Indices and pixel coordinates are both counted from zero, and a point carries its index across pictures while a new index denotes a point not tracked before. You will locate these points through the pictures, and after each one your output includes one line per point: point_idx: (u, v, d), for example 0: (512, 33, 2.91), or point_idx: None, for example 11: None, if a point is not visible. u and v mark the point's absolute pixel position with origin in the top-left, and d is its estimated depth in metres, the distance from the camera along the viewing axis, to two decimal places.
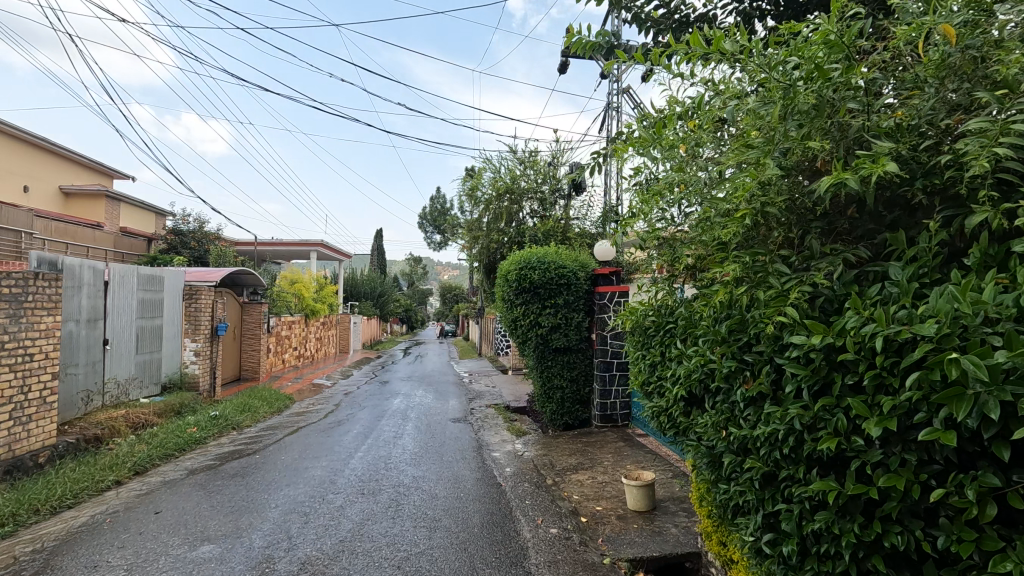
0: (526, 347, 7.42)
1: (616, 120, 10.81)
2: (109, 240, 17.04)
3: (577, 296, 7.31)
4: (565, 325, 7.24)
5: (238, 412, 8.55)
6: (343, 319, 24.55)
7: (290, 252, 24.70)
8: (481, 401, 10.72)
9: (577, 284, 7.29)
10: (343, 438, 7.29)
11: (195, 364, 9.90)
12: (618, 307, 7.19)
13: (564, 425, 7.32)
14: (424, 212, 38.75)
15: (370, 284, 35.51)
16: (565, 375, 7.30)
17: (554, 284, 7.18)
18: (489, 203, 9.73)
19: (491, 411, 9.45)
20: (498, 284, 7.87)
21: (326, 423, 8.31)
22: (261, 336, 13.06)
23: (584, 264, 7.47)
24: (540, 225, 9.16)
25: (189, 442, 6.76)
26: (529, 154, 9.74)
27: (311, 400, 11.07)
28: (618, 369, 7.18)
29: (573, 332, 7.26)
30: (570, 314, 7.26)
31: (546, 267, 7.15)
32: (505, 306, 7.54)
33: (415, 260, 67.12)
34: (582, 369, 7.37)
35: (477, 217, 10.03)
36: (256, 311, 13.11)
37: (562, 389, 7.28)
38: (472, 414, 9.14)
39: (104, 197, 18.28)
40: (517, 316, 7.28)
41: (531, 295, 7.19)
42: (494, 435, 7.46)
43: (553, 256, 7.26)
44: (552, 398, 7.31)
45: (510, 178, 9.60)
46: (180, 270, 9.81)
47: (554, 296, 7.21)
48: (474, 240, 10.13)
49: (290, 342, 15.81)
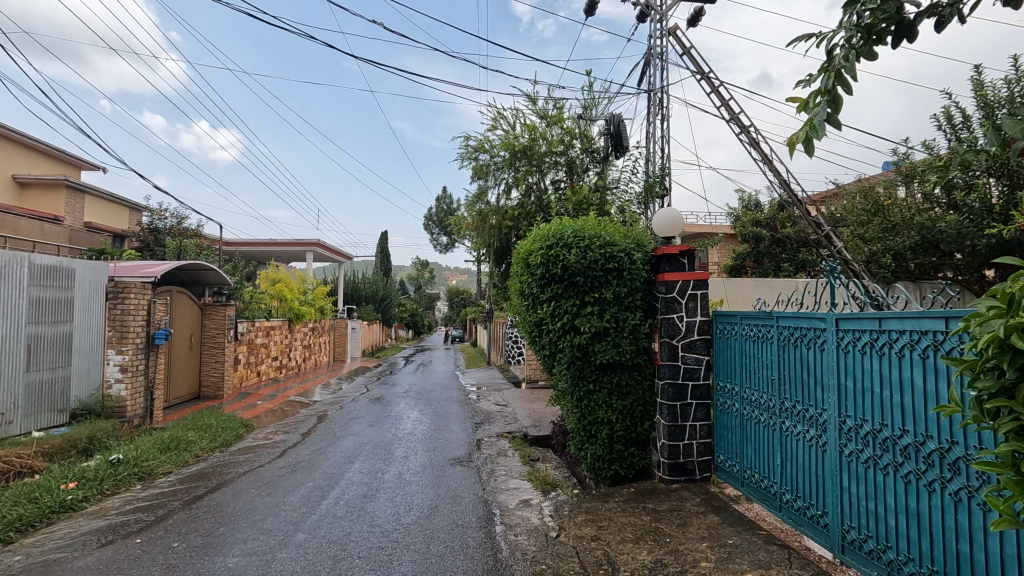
0: (559, 363, 5.15)
1: (659, 71, 8.56)
2: (65, 235, 14.94)
3: (631, 288, 4.96)
4: (616, 331, 4.91)
5: (158, 450, 6.24)
6: (340, 323, 22.44)
7: (280, 253, 22.53)
8: (490, 428, 8.41)
9: (632, 269, 4.94)
10: (291, 497, 4.97)
11: (121, 384, 7.62)
12: (693, 306, 4.87)
13: (613, 477, 5.01)
14: (430, 212, 36.72)
15: (371, 287, 33.20)
16: (613, 405, 4.96)
17: (600, 270, 4.85)
18: (500, 172, 7.47)
19: (505, 446, 7.11)
20: (515, 273, 5.61)
21: (278, 468, 6.00)
22: (225, 345, 10.90)
23: (640, 242, 5.13)
24: (569, 195, 6.83)
25: (47, 511, 4.43)
26: (553, 106, 7.46)
27: (278, 425, 8.79)
28: (694, 397, 4.85)
29: (627, 341, 4.92)
30: (622, 315, 4.92)
31: (586, 245, 4.87)
32: (529, 302, 5.31)
33: (422, 263, 65.27)
34: (639, 396, 5.03)
35: (483, 189, 7.71)
36: (219, 315, 10.93)
37: (611, 425, 4.97)
38: (479, 451, 6.82)
39: (65, 187, 16.20)
40: (545, 317, 5.05)
41: (565, 285, 4.92)
42: (511, 492, 5.13)
43: (595, 229, 4.98)
44: (596, 437, 5.01)
45: (526, 138, 7.33)
46: (105, 263, 7.69)
47: (599, 289, 4.90)
48: (480, 221, 7.83)
49: (268, 351, 13.61)
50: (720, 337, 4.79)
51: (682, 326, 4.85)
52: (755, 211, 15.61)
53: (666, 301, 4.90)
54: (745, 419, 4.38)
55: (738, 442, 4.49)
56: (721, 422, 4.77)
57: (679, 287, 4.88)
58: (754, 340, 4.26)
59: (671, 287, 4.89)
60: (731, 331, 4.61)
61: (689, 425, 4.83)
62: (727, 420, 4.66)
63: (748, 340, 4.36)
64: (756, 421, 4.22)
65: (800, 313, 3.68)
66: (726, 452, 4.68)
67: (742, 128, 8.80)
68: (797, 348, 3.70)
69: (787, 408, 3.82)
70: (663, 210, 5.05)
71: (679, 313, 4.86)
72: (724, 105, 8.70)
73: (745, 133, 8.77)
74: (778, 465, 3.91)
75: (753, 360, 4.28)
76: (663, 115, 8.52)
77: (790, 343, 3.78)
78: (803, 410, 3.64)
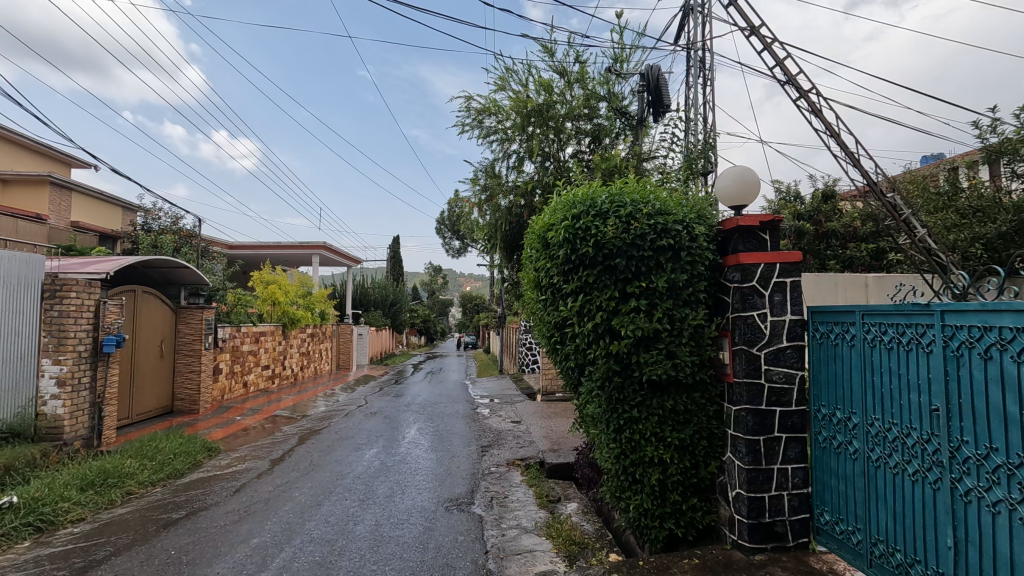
0: (590, 380, 3.74)
1: (700, 24, 7.18)
2: (43, 234, 13.89)
3: (691, 276, 3.52)
4: (672, 335, 3.48)
5: (77, 487, 4.93)
6: (344, 329, 21.25)
7: (282, 256, 21.41)
8: (499, 452, 7.02)
9: (693, 249, 3.50)
10: (220, 564, 3.60)
11: (56, 401, 6.35)
12: (779, 300, 3.45)
13: (666, 539, 3.58)
14: (443, 216, 35.55)
15: (380, 291, 31.97)
16: (667, 440, 3.54)
17: (648, 248, 3.43)
18: (509, 140, 6.12)
19: (517, 480, 5.70)
20: (530, 257, 4.23)
21: (225, 514, 4.64)
22: (202, 354, 9.67)
23: (702, 212, 3.70)
24: (595, 163, 5.46)
25: None
26: (576, 60, 6.10)
27: (250, 448, 7.48)
28: (783, 429, 3.41)
29: (687, 350, 3.48)
30: (679, 312, 3.48)
31: (626, 214, 3.48)
32: (549, 296, 3.93)
33: (435, 269, 64.22)
34: (702, 427, 3.59)
35: (491, 164, 6.36)
36: (195, 319, 9.67)
37: (664, 467, 3.56)
38: (483, 487, 5.40)
39: (48, 184, 15.19)
40: (570, 315, 3.67)
41: (599, 269, 3.53)
42: (524, 557, 3.71)
43: (639, 194, 3.59)
44: (642, 484, 3.61)
45: (542, 97, 5.99)
46: (40, 255, 6.51)
47: (648, 276, 3.48)
48: (487, 202, 6.46)
49: (257, 359, 12.39)
50: (825, 345, 3.33)
51: (766, 329, 3.42)
52: (796, 203, 14.05)
53: (741, 293, 3.47)
54: (872, 466, 2.93)
55: (858, 499, 3.03)
56: (826, 465, 3.31)
57: (760, 273, 3.45)
58: (890, 349, 2.81)
59: (749, 273, 3.46)
60: (845, 335, 3.15)
61: (778, 469, 3.40)
62: (837, 463, 3.21)
63: (876, 348, 2.90)
64: (896, 471, 2.76)
65: (998, 305, 2.22)
66: (834, 510, 3.23)
67: (801, 93, 7.30)
68: (992, 364, 2.25)
69: (967, 457, 2.37)
70: (724, 175, 3.79)
71: (761, 310, 3.43)
72: (779, 65, 7.21)
73: (804, 99, 7.25)
74: (947, 546, 2.46)
75: (885, 379, 2.84)
76: (703, 77, 7.11)
77: (974, 354, 2.34)
78: (1005, 466, 2.18)
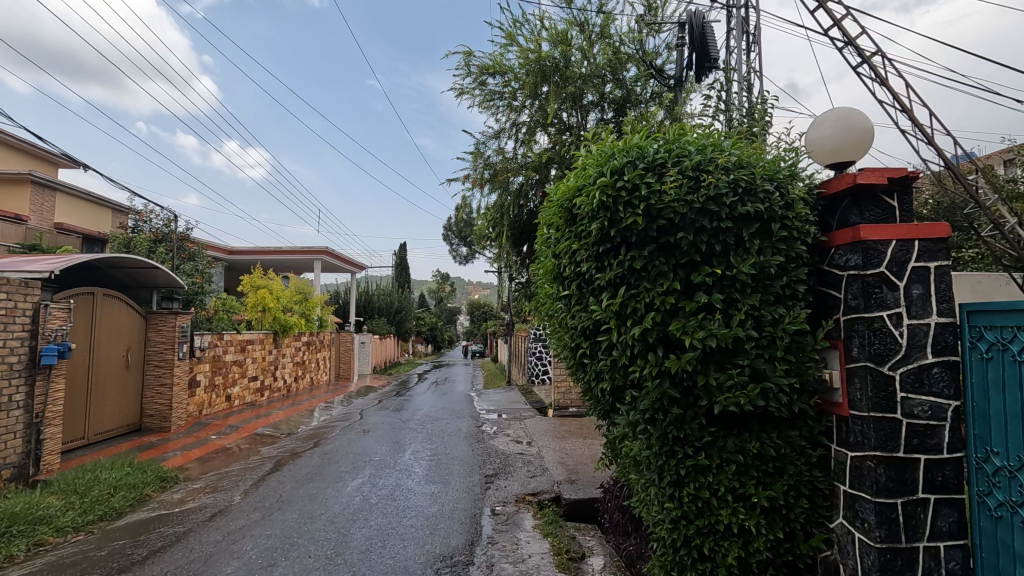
0: (636, 411, 2.62)
1: None
2: (19, 234, 12.96)
3: (787, 260, 2.40)
4: (760, 346, 2.35)
5: None
6: (345, 337, 20.26)
7: (281, 261, 20.48)
8: (506, 483, 5.90)
9: (788, 219, 2.38)
10: None
11: None
12: (919, 295, 2.30)
13: None
14: (450, 222, 34.59)
15: (385, 298, 30.97)
16: (751, 499, 2.42)
17: (724, 217, 2.32)
18: (518, 107, 5.36)
19: (528, 525, 4.57)
20: (548, 240, 3.14)
21: None
22: (175, 365, 8.63)
23: (797, 171, 2.58)
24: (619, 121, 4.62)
25: None
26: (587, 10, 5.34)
27: (215, 476, 6.39)
28: (929, 488, 2.28)
29: (781, 367, 2.36)
30: (772, 313, 2.36)
31: (692, 170, 2.38)
32: (575, 290, 2.84)
33: (442, 276, 63.30)
34: (800, 481, 2.47)
35: (495, 139, 5.35)
36: (167, 326, 8.63)
37: (746, 539, 2.43)
38: (487, 538, 4.27)
39: (31, 182, 14.32)
40: (605, 318, 2.57)
41: (654, 249, 2.44)
42: None
43: (707, 143, 2.48)
44: (713, 563, 2.49)
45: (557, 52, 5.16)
46: None
47: (724, 261, 2.36)
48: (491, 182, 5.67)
49: (242, 370, 11.35)
50: (998, 362, 2.16)
51: (902, 338, 2.29)
52: None
53: (861, 285, 2.37)
54: None
55: None
56: (1004, 549, 2.12)
57: (891, 255, 2.34)
58: None
59: (873, 256, 2.36)
60: None
61: (924, 548, 2.26)
62: None
63: None
64: None
65: None
66: None
67: (863, 58, 6.13)
68: None
69: None
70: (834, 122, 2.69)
71: (893, 309, 2.31)
72: (837, 25, 6.08)
73: (867, 65, 6.09)
74: None
75: None
76: (746, 41, 6.01)
77: None
78: None
